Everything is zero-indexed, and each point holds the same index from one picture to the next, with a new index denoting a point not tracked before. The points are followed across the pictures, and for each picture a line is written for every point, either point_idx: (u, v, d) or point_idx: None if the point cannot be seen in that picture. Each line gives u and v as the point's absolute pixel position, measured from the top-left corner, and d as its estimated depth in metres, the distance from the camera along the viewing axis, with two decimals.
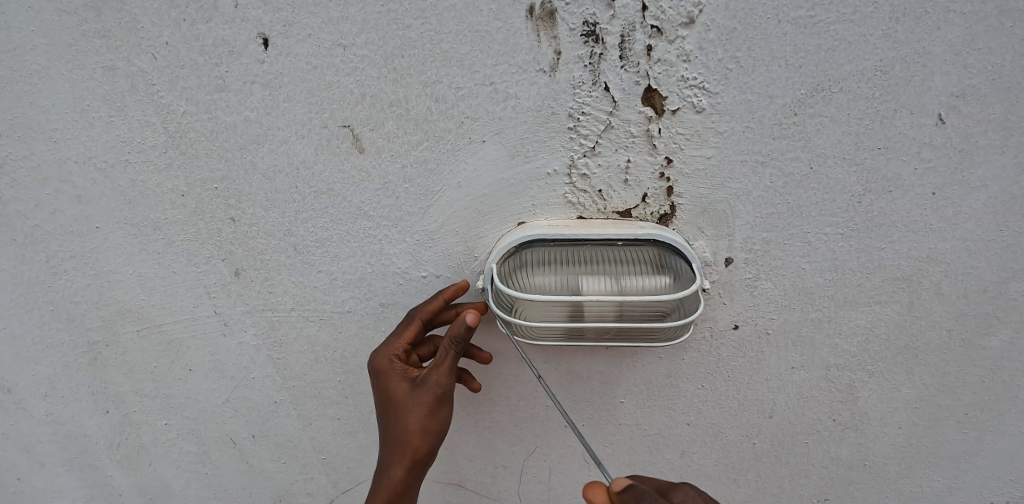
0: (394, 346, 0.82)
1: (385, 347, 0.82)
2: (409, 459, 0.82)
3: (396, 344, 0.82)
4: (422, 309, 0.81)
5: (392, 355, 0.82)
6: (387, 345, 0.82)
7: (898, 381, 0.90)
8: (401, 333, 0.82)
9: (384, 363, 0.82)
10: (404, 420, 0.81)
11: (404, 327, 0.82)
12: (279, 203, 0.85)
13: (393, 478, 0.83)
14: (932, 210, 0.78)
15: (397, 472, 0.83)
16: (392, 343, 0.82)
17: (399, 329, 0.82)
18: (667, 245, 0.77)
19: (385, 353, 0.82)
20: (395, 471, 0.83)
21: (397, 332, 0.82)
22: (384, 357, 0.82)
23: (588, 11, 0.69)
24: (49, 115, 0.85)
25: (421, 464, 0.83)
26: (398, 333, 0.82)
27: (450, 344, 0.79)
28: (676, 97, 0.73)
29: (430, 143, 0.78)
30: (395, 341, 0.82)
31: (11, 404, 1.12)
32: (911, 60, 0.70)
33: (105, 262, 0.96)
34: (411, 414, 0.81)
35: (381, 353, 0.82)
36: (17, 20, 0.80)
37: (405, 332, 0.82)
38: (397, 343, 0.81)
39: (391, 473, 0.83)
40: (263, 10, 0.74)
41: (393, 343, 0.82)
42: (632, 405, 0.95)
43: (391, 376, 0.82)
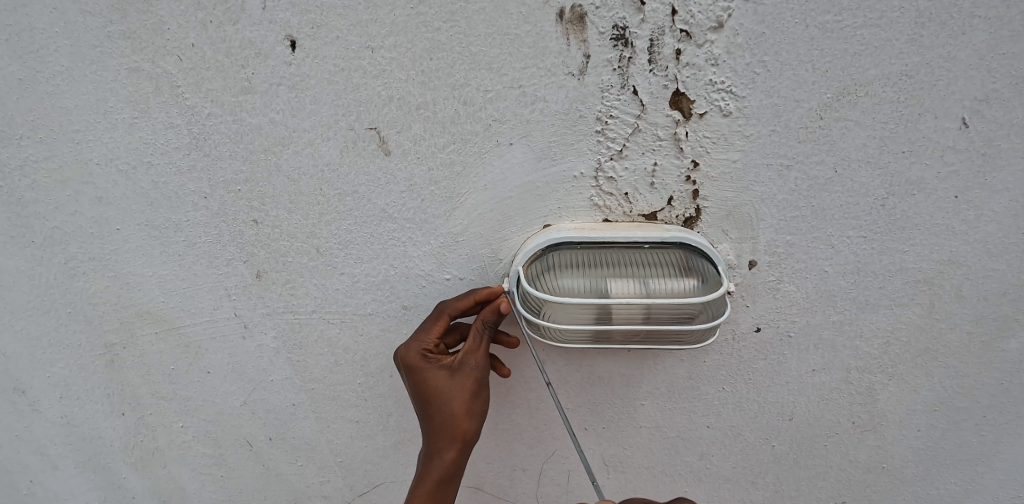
0: (424, 341, 0.81)
1: (414, 344, 0.81)
2: (459, 441, 0.82)
3: (427, 338, 0.81)
4: (450, 304, 0.81)
5: (423, 351, 0.81)
6: (416, 342, 0.81)
7: (917, 384, 0.91)
8: (430, 328, 0.81)
9: (416, 360, 0.80)
10: (448, 408, 0.81)
11: (431, 323, 0.81)
12: (303, 205, 0.85)
13: (445, 461, 0.83)
14: (954, 213, 0.78)
15: (448, 454, 0.83)
16: (422, 337, 0.81)
17: (426, 325, 0.82)
18: (692, 248, 0.78)
19: (415, 350, 0.81)
20: (445, 456, 0.83)
21: (425, 328, 0.81)
22: (415, 353, 0.81)
23: (617, 15, 0.69)
24: (71, 116, 0.85)
25: (469, 445, 0.84)
26: (427, 328, 0.81)
27: (484, 328, 0.80)
28: (704, 101, 0.73)
29: (457, 146, 0.78)
30: (425, 335, 0.81)
31: (25, 406, 1.11)
32: (936, 64, 0.71)
33: (124, 263, 0.96)
34: (454, 401, 0.81)
35: (411, 350, 0.81)
36: (41, 21, 0.80)
37: (436, 328, 0.81)
38: (429, 337, 0.81)
39: (442, 457, 0.83)
40: (291, 12, 0.75)
41: (423, 338, 0.81)
42: (652, 407, 0.95)
43: (425, 370, 0.80)
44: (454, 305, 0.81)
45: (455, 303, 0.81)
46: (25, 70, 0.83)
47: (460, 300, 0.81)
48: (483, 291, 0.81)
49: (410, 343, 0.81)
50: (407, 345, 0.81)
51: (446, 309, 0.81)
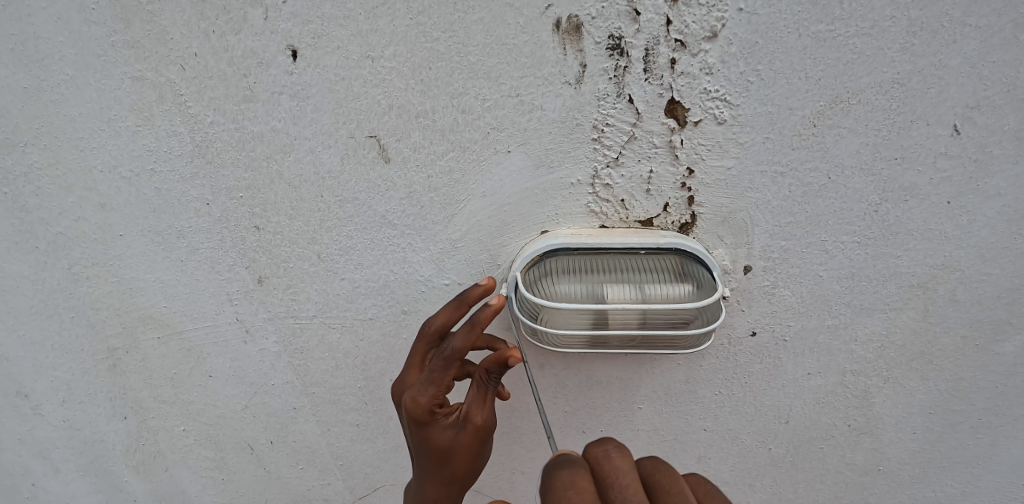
0: (433, 394, 0.72)
1: (421, 397, 0.72)
2: (458, 492, 0.79)
3: (435, 390, 0.72)
4: (457, 346, 0.70)
5: (432, 402, 0.73)
6: (423, 395, 0.72)
7: (912, 387, 0.92)
8: (435, 381, 0.72)
9: (423, 414, 0.73)
10: (449, 466, 0.76)
11: (438, 372, 0.71)
12: (305, 212, 0.86)
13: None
14: (947, 218, 0.79)
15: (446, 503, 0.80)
16: (429, 391, 0.72)
17: (433, 375, 0.72)
18: (688, 254, 0.79)
19: (421, 403, 0.72)
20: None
21: (433, 379, 0.72)
22: (422, 408, 0.72)
23: (613, 25, 0.71)
24: (75, 124, 0.86)
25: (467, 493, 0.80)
26: (436, 379, 0.72)
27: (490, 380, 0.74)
28: (698, 109, 0.74)
29: (456, 153, 0.79)
30: (434, 388, 0.72)
31: (28, 410, 1.12)
32: (928, 72, 0.72)
33: (127, 269, 0.97)
34: (456, 461, 0.75)
35: (414, 403, 0.73)
36: (45, 31, 0.82)
37: (445, 378, 0.72)
38: (433, 390, 0.72)
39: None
40: (292, 22, 0.76)
41: (431, 391, 0.72)
42: (650, 411, 0.96)
43: (433, 425, 0.74)
44: (461, 347, 0.70)
45: (462, 343, 0.70)
46: (30, 79, 0.84)
47: (467, 338, 0.70)
48: (487, 317, 0.70)
49: (416, 395, 0.72)
50: (412, 395, 0.73)
51: (454, 353, 0.70)
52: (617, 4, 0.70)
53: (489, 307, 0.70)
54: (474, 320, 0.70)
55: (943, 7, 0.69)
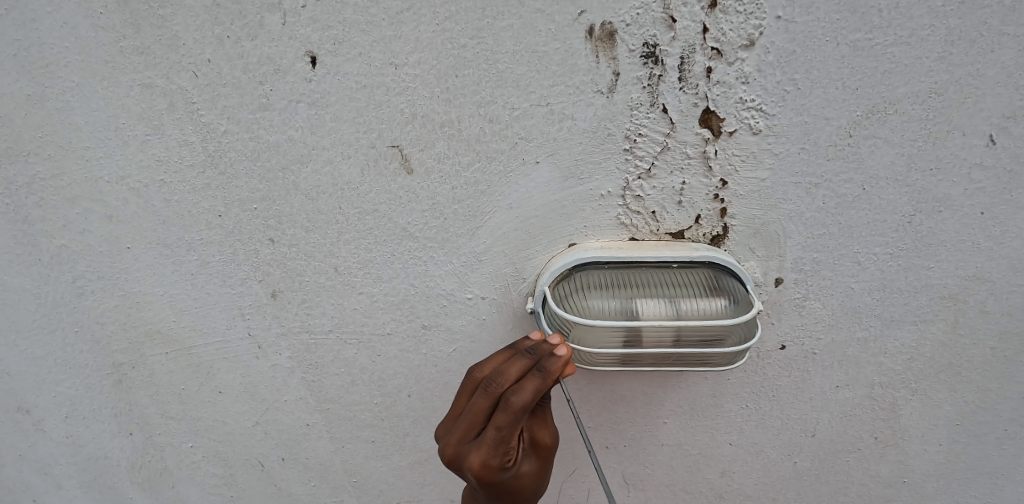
0: (505, 451, 0.68)
1: (494, 458, 0.68)
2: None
3: (507, 447, 0.68)
4: (527, 398, 0.66)
5: (504, 460, 0.68)
6: (495, 456, 0.68)
7: (940, 399, 0.90)
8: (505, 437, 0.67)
9: (498, 473, 0.69)
10: (529, 492, 0.74)
11: (508, 429, 0.67)
12: (321, 224, 0.84)
13: None
14: (980, 230, 0.78)
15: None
16: (503, 448, 0.68)
17: (503, 433, 0.67)
18: (721, 267, 0.77)
19: (494, 463, 0.68)
20: None
21: (504, 438, 0.67)
22: (496, 468, 0.68)
23: (648, 33, 0.69)
24: (82, 133, 0.83)
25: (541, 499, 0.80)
26: (508, 437, 0.67)
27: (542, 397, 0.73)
28: (733, 119, 0.72)
29: (482, 164, 0.77)
30: (506, 445, 0.67)
31: (29, 426, 1.08)
32: (965, 82, 0.70)
33: (134, 282, 0.93)
34: (535, 485, 0.74)
35: (489, 467, 0.68)
36: (50, 36, 0.78)
37: (516, 433, 0.68)
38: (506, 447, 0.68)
39: None
40: (312, 28, 0.73)
41: (504, 449, 0.68)
42: (674, 425, 0.94)
43: (507, 477, 0.70)
44: (529, 398, 0.66)
45: (531, 394, 0.66)
46: (33, 86, 0.81)
47: (537, 389, 0.67)
48: (559, 364, 0.68)
49: (486, 459, 0.68)
50: (483, 459, 0.68)
51: (524, 406, 0.66)
52: (652, 11, 0.68)
53: (561, 356, 0.69)
54: (544, 369, 0.68)
55: (983, 15, 0.68)
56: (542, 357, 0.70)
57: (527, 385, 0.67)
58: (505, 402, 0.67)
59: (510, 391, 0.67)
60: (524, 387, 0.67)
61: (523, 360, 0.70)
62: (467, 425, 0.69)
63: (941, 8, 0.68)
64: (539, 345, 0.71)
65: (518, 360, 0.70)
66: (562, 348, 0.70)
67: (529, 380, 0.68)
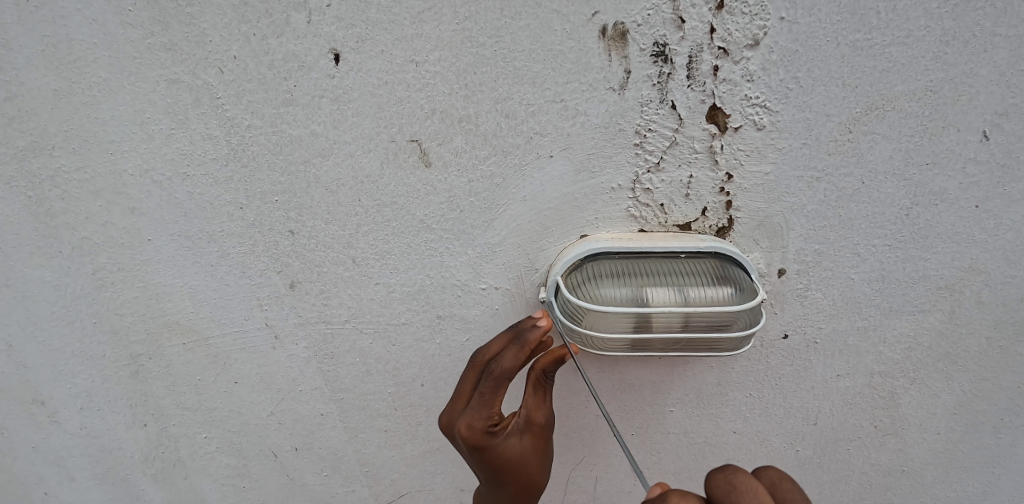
0: (487, 414, 0.77)
1: (478, 420, 0.76)
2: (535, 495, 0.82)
3: (489, 410, 0.76)
4: (507, 365, 0.75)
5: (487, 422, 0.76)
6: (479, 417, 0.76)
7: (938, 387, 0.93)
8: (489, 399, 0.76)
9: (483, 437, 0.76)
10: (523, 471, 0.79)
11: (490, 392, 0.76)
12: (341, 216, 0.87)
13: None
14: (975, 222, 0.81)
15: None
16: (485, 411, 0.76)
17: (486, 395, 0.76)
18: (726, 257, 0.80)
19: (479, 425, 0.76)
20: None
21: (486, 401, 0.76)
22: (481, 431, 0.76)
23: (658, 33, 0.72)
24: (108, 127, 0.86)
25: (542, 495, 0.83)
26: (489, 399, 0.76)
27: (539, 378, 0.79)
28: (739, 115, 0.76)
29: (498, 158, 0.80)
30: (488, 408, 0.76)
31: (45, 418, 1.11)
32: (959, 80, 0.74)
33: (154, 274, 0.96)
34: (529, 464, 0.79)
35: (473, 427, 0.76)
36: (80, 33, 0.81)
37: (496, 396, 0.76)
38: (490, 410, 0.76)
39: None
40: (336, 26, 0.76)
41: (486, 411, 0.76)
42: (680, 413, 0.97)
43: (496, 445, 0.77)
44: (509, 364, 0.75)
45: (509, 360, 0.75)
46: (61, 81, 0.83)
47: (515, 357, 0.75)
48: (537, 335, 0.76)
49: (472, 420, 0.76)
50: (468, 421, 0.76)
51: (504, 371, 0.75)
52: (662, 12, 0.71)
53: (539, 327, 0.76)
54: (522, 339, 0.76)
55: (976, 17, 0.71)
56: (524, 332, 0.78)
57: (506, 354, 0.76)
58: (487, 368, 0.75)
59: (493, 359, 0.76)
60: (505, 355, 0.76)
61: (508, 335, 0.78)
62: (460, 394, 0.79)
63: (936, 10, 0.71)
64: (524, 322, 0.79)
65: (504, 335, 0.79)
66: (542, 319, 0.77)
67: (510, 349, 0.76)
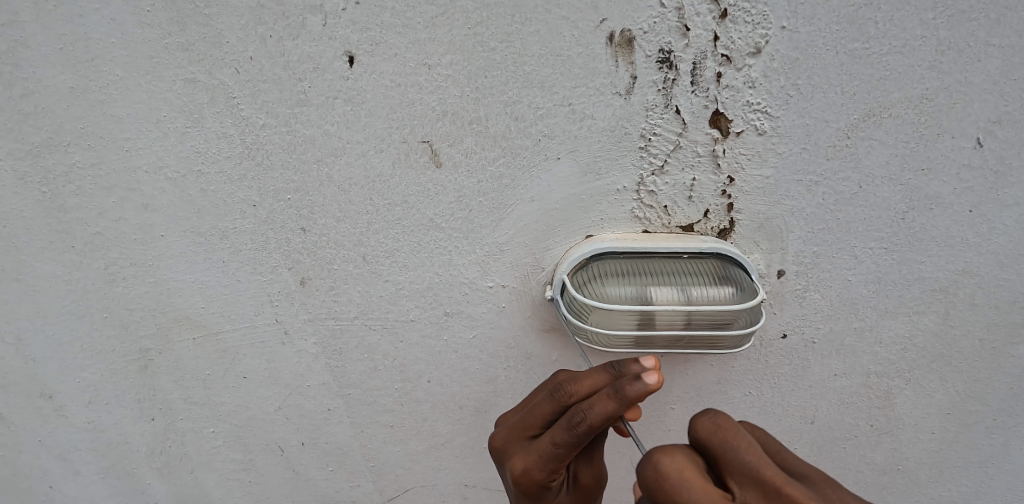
0: (549, 470, 0.74)
1: (537, 472, 0.74)
2: None
3: (553, 466, 0.73)
4: (594, 421, 0.69)
5: (548, 475, 0.74)
6: (542, 468, 0.74)
7: (932, 388, 0.96)
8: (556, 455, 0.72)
9: (537, 483, 0.75)
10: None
11: (563, 448, 0.72)
12: (352, 214, 0.89)
13: None
14: (968, 226, 0.84)
15: None
16: (547, 467, 0.73)
17: (556, 451, 0.72)
18: (727, 258, 0.83)
19: (539, 475, 0.74)
20: None
21: (557, 456, 0.72)
22: (537, 481, 0.75)
23: (663, 40, 0.74)
24: (122, 125, 0.88)
25: None
26: (559, 456, 0.72)
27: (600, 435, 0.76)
28: (741, 120, 0.78)
29: (507, 159, 0.82)
30: (553, 464, 0.73)
31: (52, 411, 1.12)
32: (953, 89, 0.76)
33: (165, 270, 0.97)
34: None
35: (532, 473, 0.74)
36: (98, 32, 0.83)
37: (569, 456, 0.72)
38: (552, 466, 0.73)
39: None
40: (351, 29, 0.78)
41: (550, 467, 0.73)
42: (681, 412, 1.00)
43: (546, 495, 0.77)
44: (597, 420, 0.69)
45: (598, 417, 0.69)
46: (77, 79, 0.85)
47: (604, 414, 0.69)
48: (640, 392, 0.67)
49: (534, 467, 0.74)
50: (530, 465, 0.74)
51: (587, 427, 0.69)
52: (668, 20, 0.74)
53: (644, 384, 0.67)
54: (620, 394, 0.68)
55: (970, 28, 0.74)
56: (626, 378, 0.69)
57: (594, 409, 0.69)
58: (569, 419, 0.71)
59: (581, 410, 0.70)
60: (592, 409, 0.69)
61: (596, 370, 0.75)
62: (526, 424, 0.77)
63: (932, 20, 0.74)
64: (627, 367, 0.72)
65: (608, 397, 0.68)
66: (650, 375, 0.68)
67: (600, 402, 0.69)
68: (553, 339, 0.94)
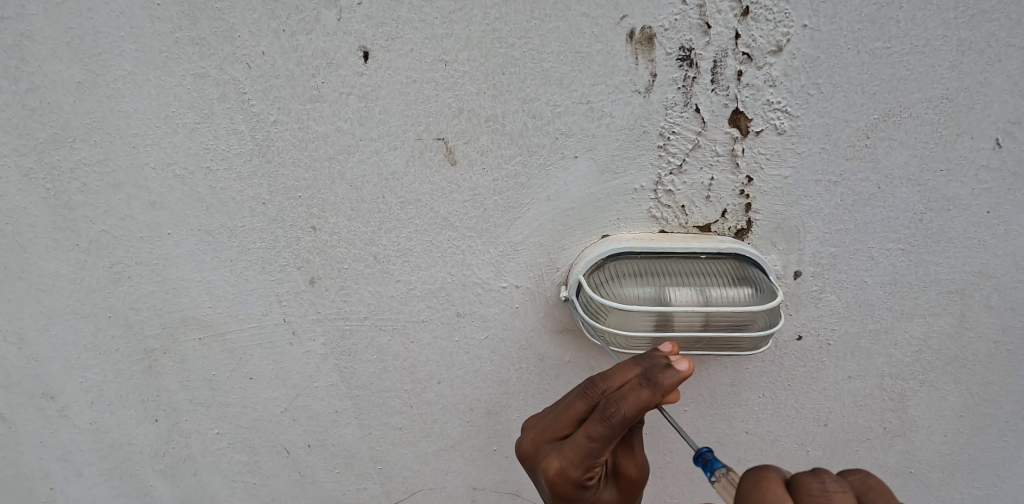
0: (586, 467, 0.72)
1: (573, 470, 0.73)
2: None
3: (589, 463, 0.72)
4: (628, 412, 0.68)
5: (585, 473, 0.73)
6: (578, 466, 0.72)
7: (946, 390, 0.95)
8: (593, 451, 0.71)
9: (575, 482, 0.74)
10: None
11: (599, 443, 0.70)
12: (364, 213, 0.88)
13: None
14: (985, 228, 0.83)
15: None
16: (584, 464, 0.72)
17: (592, 446, 0.71)
18: (745, 259, 0.82)
19: (575, 473, 0.73)
20: None
21: (593, 452, 0.71)
22: (573, 481, 0.73)
23: (684, 37, 0.74)
24: (130, 121, 0.86)
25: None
26: (595, 452, 0.71)
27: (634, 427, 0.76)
28: (760, 119, 0.78)
29: (523, 157, 0.81)
30: (589, 461, 0.72)
31: (54, 412, 1.10)
32: (974, 89, 0.76)
33: (172, 268, 0.96)
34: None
35: (569, 473, 0.73)
36: (106, 26, 0.81)
37: (605, 451, 0.71)
38: (590, 463, 0.72)
39: None
40: (366, 24, 0.77)
41: (587, 464, 0.72)
42: (695, 413, 1.00)
43: (583, 496, 0.75)
44: (633, 409, 0.68)
45: (635, 407, 0.68)
46: (85, 73, 0.84)
47: (640, 402, 0.68)
48: (673, 381, 0.69)
49: (569, 466, 0.73)
50: (566, 464, 0.73)
51: (622, 419, 0.69)
52: (689, 17, 0.73)
53: (676, 372, 0.69)
54: (654, 381, 0.68)
55: (991, 28, 0.73)
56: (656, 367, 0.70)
57: (629, 398, 0.69)
58: (602, 413, 0.70)
59: (614, 401, 0.69)
60: (627, 399, 0.69)
61: (626, 363, 0.74)
62: (557, 425, 0.76)
63: (953, 20, 0.73)
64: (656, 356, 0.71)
65: (640, 388, 0.69)
66: (680, 363, 0.69)
67: (635, 392, 0.69)
68: (566, 340, 0.94)
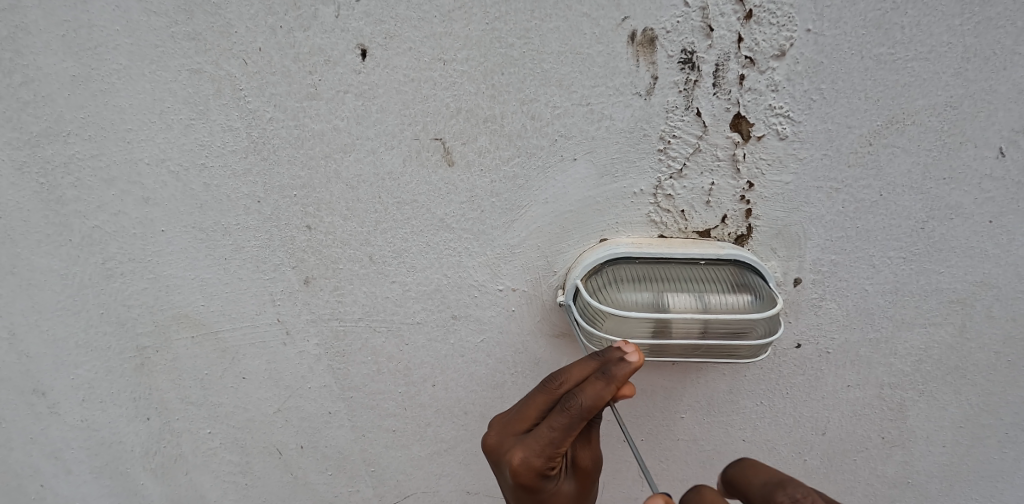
0: (548, 457, 0.71)
1: (536, 459, 0.72)
2: None
3: (552, 454, 0.71)
4: (586, 402, 0.70)
5: (547, 463, 0.72)
6: (540, 456, 0.72)
7: (945, 401, 0.94)
8: (555, 441, 0.71)
9: (537, 475, 0.72)
10: None
11: (561, 432, 0.71)
12: (359, 213, 0.86)
13: None
14: (988, 238, 0.82)
15: None
16: (547, 455, 0.71)
17: (553, 435, 0.71)
18: (744, 265, 0.80)
19: (538, 464, 0.72)
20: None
21: (555, 441, 0.71)
22: (536, 471, 0.72)
23: (686, 40, 0.73)
24: (124, 115, 0.85)
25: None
26: (557, 441, 0.71)
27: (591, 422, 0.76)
28: (763, 124, 0.77)
29: (522, 159, 0.80)
30: (551, 450, 0.71)
31: (45, 409, 1.09)
32: (978, 97, 0.75)
33: (164, 266, 0.95)
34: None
35: (532, 465, 0.72)
36: (102, 19, 0.80)
37: (567, 441, 0.71)
38: (552, 454, 0.71)
39: None
40: (364, 21, 0.76)
41: (550, 454, 0.71)
42: (691, 420, 0.99)
43: (546, 489, 0.74)
44: (593, 400, 0.70)
45: (595, 398, 0.70)
46: (79, 67, 0.83)
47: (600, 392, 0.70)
48: (626, 372, 0.71)
49: (533, 455, 0.72)
50: (529, 455, 0.72)
51: (581, 409, 0.70)
52: (692, 20, 0.72)
53: (628, 364, 0.71)
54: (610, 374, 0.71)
55: (997, 35, 0.72)
56: (611, 361, 0.72)
57: (588, 388, 0.71)
58: (564, 404, 0.71)
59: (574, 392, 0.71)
60: (587, 390, 0.71)
61: (582, 359, 0.76)
62: (519, 419, 0.76)
63: (959, 26, 0.72)
64: (610, 350, 0.74)
65: (597, 380, 0.71)
66: (632, 356, 0.72)
67: (594, 383, 0.71)
68: (563, 345, 0.92)
